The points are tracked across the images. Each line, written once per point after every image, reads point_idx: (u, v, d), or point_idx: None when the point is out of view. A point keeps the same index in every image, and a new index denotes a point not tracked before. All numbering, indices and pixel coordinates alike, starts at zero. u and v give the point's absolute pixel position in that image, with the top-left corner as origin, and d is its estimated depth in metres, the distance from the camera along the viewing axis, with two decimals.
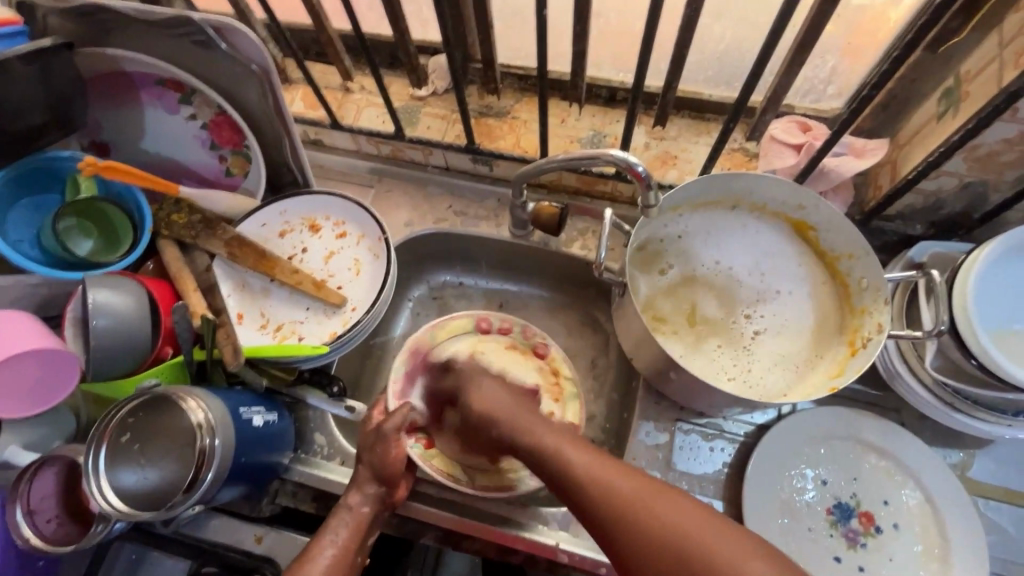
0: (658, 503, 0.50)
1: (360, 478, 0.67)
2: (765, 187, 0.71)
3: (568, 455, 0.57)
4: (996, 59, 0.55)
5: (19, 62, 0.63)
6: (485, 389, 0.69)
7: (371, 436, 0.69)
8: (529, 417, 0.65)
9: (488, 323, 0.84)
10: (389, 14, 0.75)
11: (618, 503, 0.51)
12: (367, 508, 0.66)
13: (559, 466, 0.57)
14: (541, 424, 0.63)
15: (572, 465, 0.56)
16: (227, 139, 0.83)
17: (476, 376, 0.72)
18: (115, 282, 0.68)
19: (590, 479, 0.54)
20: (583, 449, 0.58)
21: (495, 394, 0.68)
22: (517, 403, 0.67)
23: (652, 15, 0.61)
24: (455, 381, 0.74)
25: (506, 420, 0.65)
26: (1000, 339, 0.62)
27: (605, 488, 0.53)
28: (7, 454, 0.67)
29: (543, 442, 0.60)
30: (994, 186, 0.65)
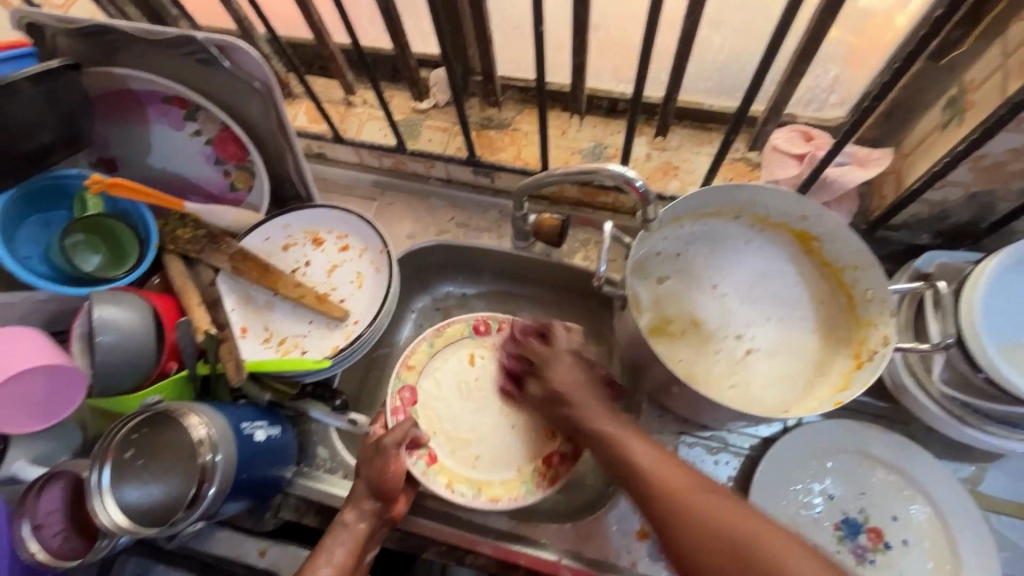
0: (703, 495, 0.54)
1: (361, 493, 0.66)
2: (767, 198, 0.70)
3: (631, 450, 0.59)
4: (999, 68, 0.55)
5: (28, 84, 0.65)
6: (566, 368, 0.67)
7: (372, 453, 0.67)
8: (597, 400, 0.65)
9: (487, 326, 0.82)
10: (390, 29, 0.76)
11: (686, 505, 0.54)
12: (364, 524, 0.65)
13: (626, 466, 0.59)
14: (606, 410, 0.64)
15: (639, 464, 0.58)
16: (232, 154, 0.84)
17: (564, 355, 0.68)
18: (120, 298, 0.69)
19: (655, 479, 0.56)
20: (649, 447, 0.59)
21: (574, 374, 0.66)
22: (594, 390, 0.66)
23: (649, 29, 0.61)
24: (545, 355, 0.69)
25: (580, 404, 0.64)
26: (1008, 352, 0.61)
27: (650, 476, 0.57)
28: (14, 469, 0.69)
29: (603, 428, 0.62)
30: (1000, 196, 0.64)
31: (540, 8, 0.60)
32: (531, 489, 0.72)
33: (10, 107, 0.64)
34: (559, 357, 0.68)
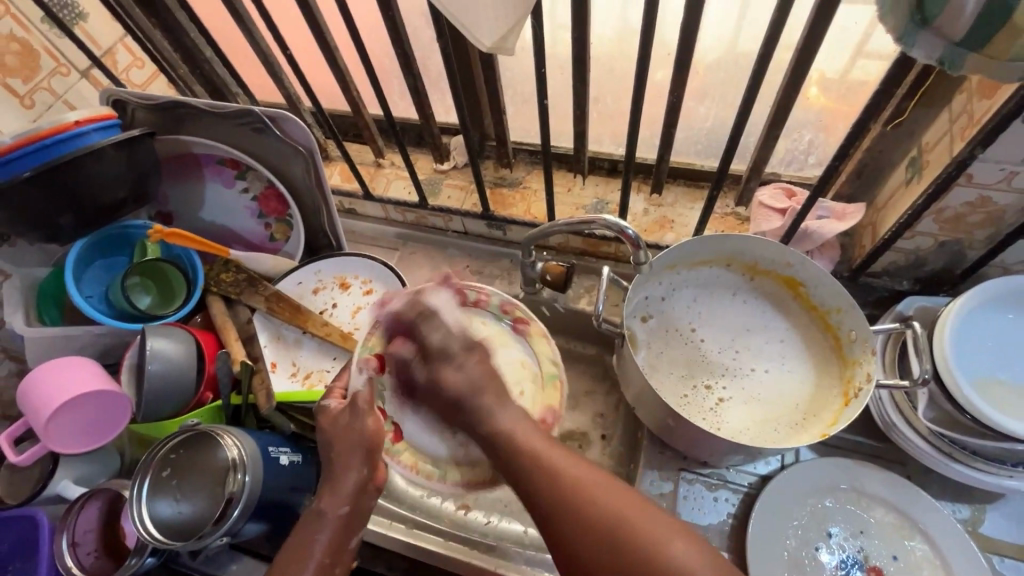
0: (603, 493, 0.50)
1: (343, 469, 0.62)
2: (754, 248, 0.77)
3: (518, 436, 0.55)
4: (947, 132, 0.62)
5: (111, 149, 0.76)
6: (468, 362, 0.61)
7: (348, 420, 0.64)
8: (493, 391, 0.59)
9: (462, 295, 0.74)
10: (417, 103, 0.87)
11: (588, 503, 0.49)
12: (346, 508, 0.61)
13: (537, 469, 0.52)
14: (501, 400, 0.59)
15: (534, 453, 0.54)
16: (274, 209, 0.94)
17: (453, 351, 0.62)
18: (168, 331, 0.77)
19: (560, 475, 0.51)
20: (537, 433, 0.56)
21: (463, 369, 0.61)
22: (478, 381, 0.60)
23: (638, 102, 0.71)
24: (437, 345, 0.63)
25: (473, 400, 0.58)
26: (984, 389, 0.65)
27: (550, 470, 0.52)
28: (59, 488, 0.74)
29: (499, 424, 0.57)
30: (968, 245, 0.70)
31: (543, 85, 0.71)
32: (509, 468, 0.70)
33: (93, 168, 0.75)
34: (449, 349, 0.63)
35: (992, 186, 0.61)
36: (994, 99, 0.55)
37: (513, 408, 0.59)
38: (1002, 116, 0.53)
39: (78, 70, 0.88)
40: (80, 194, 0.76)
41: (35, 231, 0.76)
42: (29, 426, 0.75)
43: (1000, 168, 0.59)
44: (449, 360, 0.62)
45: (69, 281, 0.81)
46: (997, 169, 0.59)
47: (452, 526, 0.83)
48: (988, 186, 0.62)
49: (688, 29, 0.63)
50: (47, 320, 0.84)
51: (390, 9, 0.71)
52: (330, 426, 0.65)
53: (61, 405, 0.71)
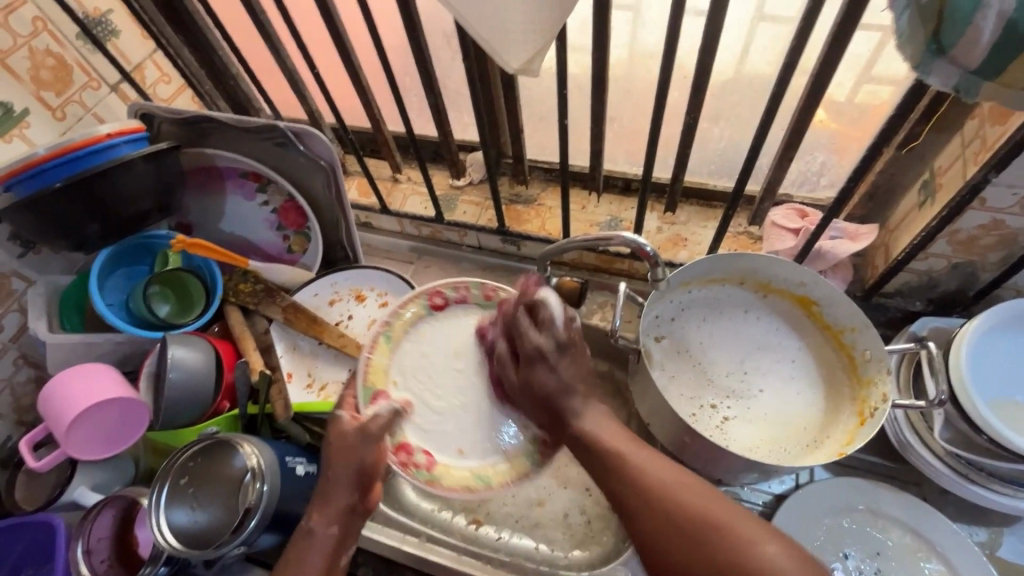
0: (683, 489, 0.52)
1: (336, 490, 0.61)
2: (766, 267, 0.78)
3: (603, 440, 0.57)
4: (960, 157, 0.63)
5: (140, 161, 0.78)
6: (563, 369, 0.60)
7: (352, 442, 0.62)
8: (581, 393, 0.61)
9: (442, 297, 0.78)
10: (437, 121, 0.89)
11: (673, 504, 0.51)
12: (335, 528, 0.61)
13: (625, 470, 0.54)
14: (586, 402, 0.60)
15: (615, 454, 0.56)
16: (292, 222, 0.96)
17: (546, 352, 0.60)
18: (190, 340, 0.78)
19: (642, 474, 0.54)
20: (625, 437, 0.58)
21: (553, 370, 0.60)
22: (570, 384, 0.60)
23: (656, 123, 0.73)
24: (528, 348, 0.61)
25: (563, 403, 0.60)
26: (999, 410, 0.66)
27: (634, 467, 0.54)
28: (76, 494, 0.75)
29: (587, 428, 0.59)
30: (981, 267, 0.71)
31: (564, 106, 0.73)
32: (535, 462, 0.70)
33: (123, 180, 0.77)
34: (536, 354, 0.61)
35: (1005, 210, 0.63)
36: (1007, 125, 0.56)
37: (597, 411, 0.60)
38: (1016, 142, 0.55)
39: (107, 83, 0.90)
40: (109, 205, 0.78)
41: (63, 240, 0.78)
42: (49, 431, 0.76)
43: (1012, 192, 0.60)
44: (542, 364, 0.60)
45: (93, 288, 0.82)
46: (1010, 194, 0.61)
47: (464, 539, 0.82)
48: (1001, 209, 0.63)
49: (706, 52, 0.65)
50: (67, 326, 0.86)
51: (415, 30, 0.73)
52: (335, 441, 0.63)
53: (82, 412, 0.72)
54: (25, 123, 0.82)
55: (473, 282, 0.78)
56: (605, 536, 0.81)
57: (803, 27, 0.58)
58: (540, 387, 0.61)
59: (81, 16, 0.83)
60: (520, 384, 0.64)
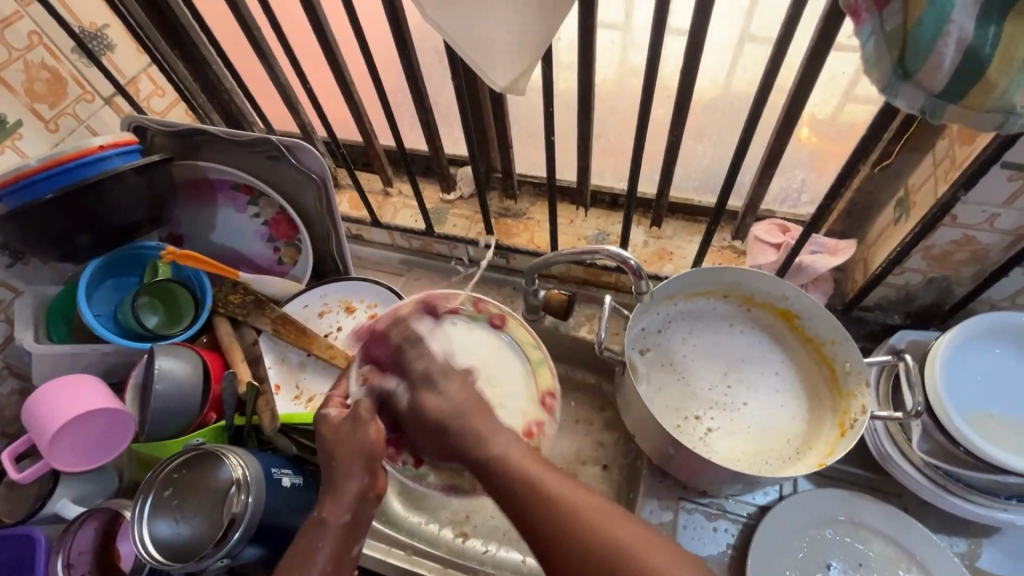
0: (597, 513, 0.51)
1: (342, 479, 0.60)
2: (749, 280, 0.79)
3: (503, 456, 0.56)
4: (932, 175, 0.66)
5: (132, 173, 0.78)
6: (448, 384, 0.61)
7: (348, 428, 0.62)
8: (477, 414, 0.59)
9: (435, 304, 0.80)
10: (427, 136, 0.91)
11: (584, 531, 0.50)
12: (348, 516, 0.59)
13: (535, 492, 0.53)
14: (495, 424, 0.58)
15: (524, 474, 0.54)
16: (283, 234, 0.96)
17: (436, 376, 0.62)
18: (178, 351, 0.78)
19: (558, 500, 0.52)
20: (529, 457, 0.56)
21: (444, 394, 0.60)
22: (462, 405, 0.59)
23: (639, 139, 0.75)
24: (420, 370, 0.63)
25: (457, 424, 0.58)
26: (975, 422, 0.67)
27: (541, 490, 0.53)
28: (58, 506, 0.74)
29: (493, 447, 0.56)
30: (956, 281, 0.73)
31: (549, 123, 0.75)
32: None
33: (113, 192, 0.77)
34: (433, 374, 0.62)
35: (975, 226, 0.65)
36: (974, 146, 0.58)
37: (503, 431, 0.58)
38: (983, 160, 0.57)
39: (101, 96, 0.91)
40: (99, 215, 0.78)
41: (52, 250, 0.78)
42: (32, 443, 0.75)
43: (982, 210, 0.63)
44: (431, 385, 0.61)
45: (82, 299, 0.82)
46: (979, 211, 0.63)
47: (450, 552, 0.82)
48: (971, 226, 0.65)
49: (687, 74, 0.67)
50: (54, 336, 0.86)
51: (406, 48, 0.75)
52: (330, 435, 0.62)
53: (66, 423, 0.72)
54: (18, 135, 0.82)
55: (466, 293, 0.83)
56: None
57: (779, 50, 0.60)
58: (428, 408, 0.60)
59: (77, 30, 0.84)
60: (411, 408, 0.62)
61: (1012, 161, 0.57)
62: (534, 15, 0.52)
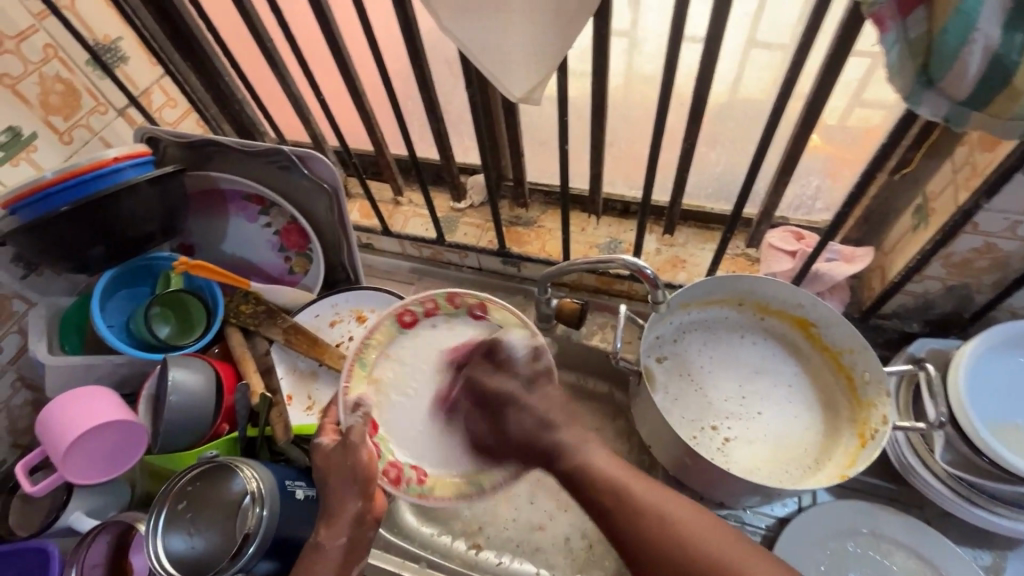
0: (694, 527, 0.53)
1: (337, 502, 0.61)
2: (764, 289, 0.79)
3: (595, 468, 0.59)
4: (951, 182, 0.65)
5: (146, 185, 0.78)
6: (534, 400, 0.65)
7: (337, 455, 0.62)
8: (565, 426, 0.63)
9: (412, 314, 0.77)
10: (439, 144, 0.91)
11: (681, 543, 0.52)
12: (343, 539, 0.60)
13: (626, 503, 0.55)
14: (581, 436, 0.63)
15: (621, 487, 0.56)
16: (294, 243, 0.96)
17: (516, 392, 0.66)
18: (191, 362, 0.78)
19: (653, 512, 0.54)
20: (619, 466, 0.58)
21: (530, 412, 0.65)
22: (548, 419, 0.64)
23: (653, 147, 0.75)
24: (499, 390, 0.68)
25: (548, 437, 0.63)
26: (1000, 433, 0.66)
27: (635, 501, 0.55)
28: (71, 520, 0.74)
29: (581, 458, 0.60)
30: (976, 289, 0.72)
31: (563, 132, 0.75)
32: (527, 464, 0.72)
33: (127, 203, 0.77)
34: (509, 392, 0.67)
35: (996, 233, 0.64)
36: (996, 153, 0.57)
37: (587, 442, 0.62)
38: (1006, 167, 0.56)
39: (114, 108, 0.92)
40: (113, 227, 0.78)
41: (66, 262, 0.78)
42: (45, 456, 0.75)
43: (1004, 217, 0.62)
44: (514, 401, 0.66)
45: (95, 310, 0.83)
46: (1001, 218, 0.62)
47: (464, 565, 0.81)
48: (993, 233, 0.64)
49: (702, 82, 0.67)
50: (68, 348, 0.86)
51: (419, 59, 0.75)
52: (322, 460, 0.63)
53: (79, 436, 0.72)
54: (32, 147, 0.82)
55: (437, 291, 0.76)
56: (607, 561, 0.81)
57: (797, 59, 0.60)
58: (513, 429, 0.65)
59: (91, 42, 0.85)
60: (504, 425, 0.66)
61: None
62: (548, 25, 0.52)
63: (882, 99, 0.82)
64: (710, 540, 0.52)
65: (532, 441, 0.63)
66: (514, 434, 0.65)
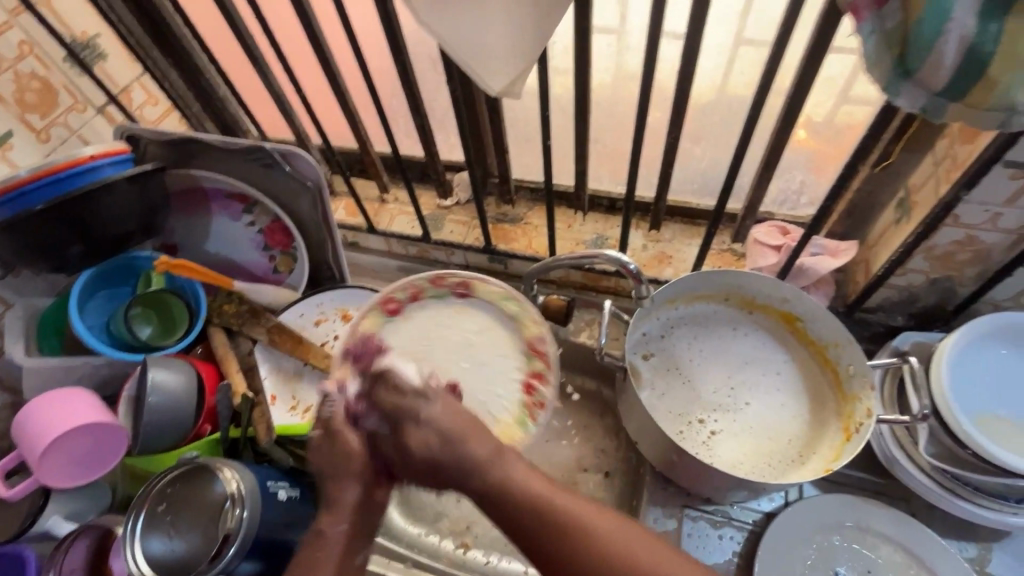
0: (604, 523, 0.53)
1: (337, 488, 0.60)
2: (751, 283, 0.78)
3: (512, 483, 0.55)
4: (932, 175, 0.65)
5: (124, 183, 0.77)
6: (430, 409, 0.58)
7: (329, 442, 0.61)
8: (474, 433, 0.57)
9: (395, 301, 0.84)
10: (423, 142, 0.90)
11: (596, 545, 0.52)
12: (345, 525, 0.59)
13: (541, 516, 0.53)
14: (487, 440, 0.57)
15: (532, 496, 0.54)
16: (278, 242, 0.95)
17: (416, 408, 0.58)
18: (172, 363, 0.77)
19: (568, 520, 0.53)
20: (531, 477, 0.56)
21: (436, 425, 0.57)
22: (452, 434, 0.56)
23: (635, 143, 0.75)
24: (398, 405, 0.59)
25: (452, 459, 0.56)
26: (984, 425, 0.66)
27: (549, 510, 0.53)
28: (49, 524, 0.73)
29: (490, 473, 0.55)
30: (959, 281, 0.72)
31: (545, 127, 0.74)
32: (525, 425, 0.81)
33: (105, 201, 0.76)
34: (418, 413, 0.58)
35: (978, 226, 0.64)
36: (976, 144, 0.57)
37: (493, 443, 0.57)
38: (985, 159, 0.56)
39: (93, 105, 0.91)
40: (91, 225, 0.77)
41: (43, 261, 0.77)
42: (22, 459, 0.74)
43: (985, 210, 0.62)
44: (412, 417, 0.58)
45: (73, 311, 0.81)
46: (982, 211, 0.62)
47: (451, 564, 0.81)
48: (974, 226, 0.64)
49: (684, 76, 0.67)
50: (46, 349, 0.84)
51: (401, 56, 0.75)
52: (313, 447, 0.63)
53: (56, 438, 0.70)
54: (8, 145, 0.81)
55: (420, 278, 0.84)
56: None
57: (775, 53, 0.60)
58: (417, 455, 0.57)
59: (68, 39, 0.83)
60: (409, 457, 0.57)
61: (1014, 160, 0.56)
62: (527, 16, 0.51)
63: (866, 94, 0.82)
64: (623, 538, 0.53)
65: (438, 463, 0.56)
66: (421, 462, 0.57)
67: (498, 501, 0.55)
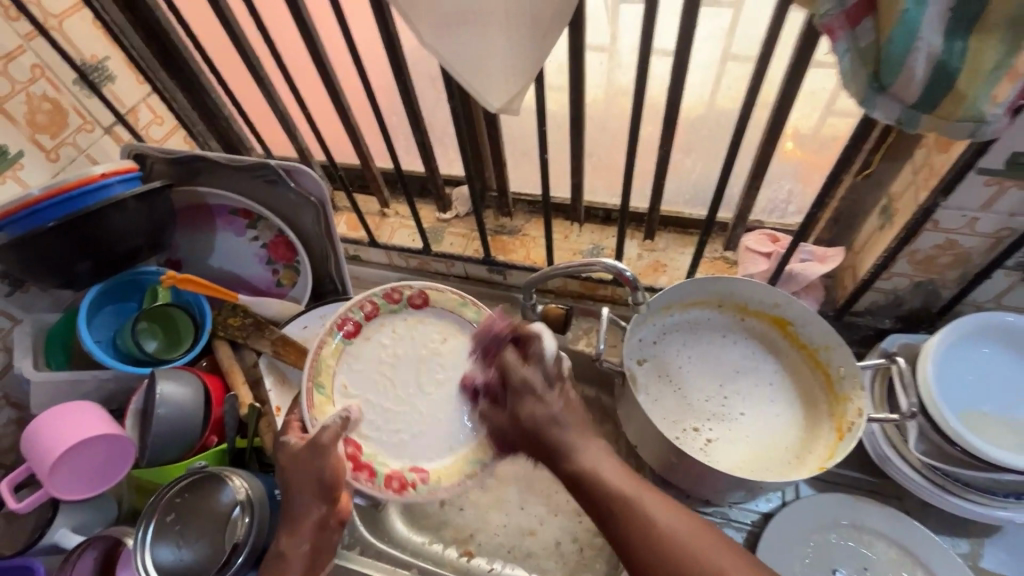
0: (698, 543, 0.50)
1: (300, 509, 0.61)
2: (742, 290, 0.81)
3: (604, 475, 0.55)
4: (912, 182, 0.68)
5: (133, 200, 0.79)
6: (553, 404, 0.59)
7: (304, 457, 0.62)
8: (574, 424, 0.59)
9: (351, 322, 0.80)
10: (423, 157, 0.93)
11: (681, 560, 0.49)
12: (305, 547, 0.61)
13: (629, 515, 0.52)
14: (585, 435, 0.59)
15: (625, 496, 0.53)
16: (282, 256, 0.97)
17: (535, 385, 0.60)
18: (180, 375, 0.78)
19: (656, 525, 0.51)
20: (627, 477, 0.55)
21: (546, 403, 0.59)
22: (559, 415, 0.59)
23: (629, 156, 0.78)
24: (520, 377, 0.61)
25: (554, 431, 0.58)
26: (969, 422, 0.68)
27: (637, 512, 0.52)
28: (57, 536, 0.73)
29: (580, 462, 0.56)
30: (942, 284, 0.75)
31: (543, 142, 0.77)
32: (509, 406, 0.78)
33: (114, 218, 0.78)
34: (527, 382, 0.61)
35: (956, 230, 0.67)
36: (950, 153, 0.61)
37: (591, 442, 0.58)
38: (959, 167, 0.59)
39: (102, 125, 0.93)
40: (101, 241, 0.79)
41: (53, 277, 0.79)
42: (30, 472, 0.74)
43: (962, 214, 0.65)
44: (531, 394, 0.60)
45: (82, 326, 0.83)
46: (960, 216, 0.65)
47: (456, 570, 0.82)
48: (953, 230, 0.67)
49: (675, 92, 0.70)
50: (53, 364, 0.85)
51: (404, 76, 0.78)
52: (288, 458, 0.63)
53: (66, 451, 0.71)
54: (19, 165, 0.83)
55: (373, 292, 0.81)
56: (598, 563, 0.81)
57: (759, 71, 0.63)
58: (525, 416, 0.60)
59: (79, 62, 0.86)
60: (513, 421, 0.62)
61: (987, 167, 0.60)
62: (525, 37, 0.54)
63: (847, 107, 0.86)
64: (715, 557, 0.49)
65: (541, 436, 0.59)
66: (526, 424, 0.60)
67: (586, 492, 0.55)
